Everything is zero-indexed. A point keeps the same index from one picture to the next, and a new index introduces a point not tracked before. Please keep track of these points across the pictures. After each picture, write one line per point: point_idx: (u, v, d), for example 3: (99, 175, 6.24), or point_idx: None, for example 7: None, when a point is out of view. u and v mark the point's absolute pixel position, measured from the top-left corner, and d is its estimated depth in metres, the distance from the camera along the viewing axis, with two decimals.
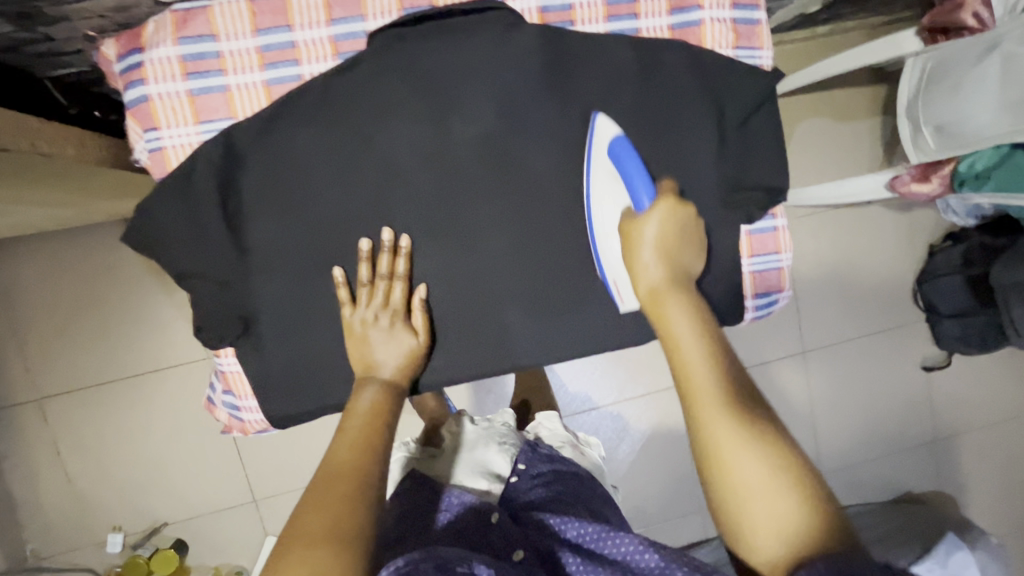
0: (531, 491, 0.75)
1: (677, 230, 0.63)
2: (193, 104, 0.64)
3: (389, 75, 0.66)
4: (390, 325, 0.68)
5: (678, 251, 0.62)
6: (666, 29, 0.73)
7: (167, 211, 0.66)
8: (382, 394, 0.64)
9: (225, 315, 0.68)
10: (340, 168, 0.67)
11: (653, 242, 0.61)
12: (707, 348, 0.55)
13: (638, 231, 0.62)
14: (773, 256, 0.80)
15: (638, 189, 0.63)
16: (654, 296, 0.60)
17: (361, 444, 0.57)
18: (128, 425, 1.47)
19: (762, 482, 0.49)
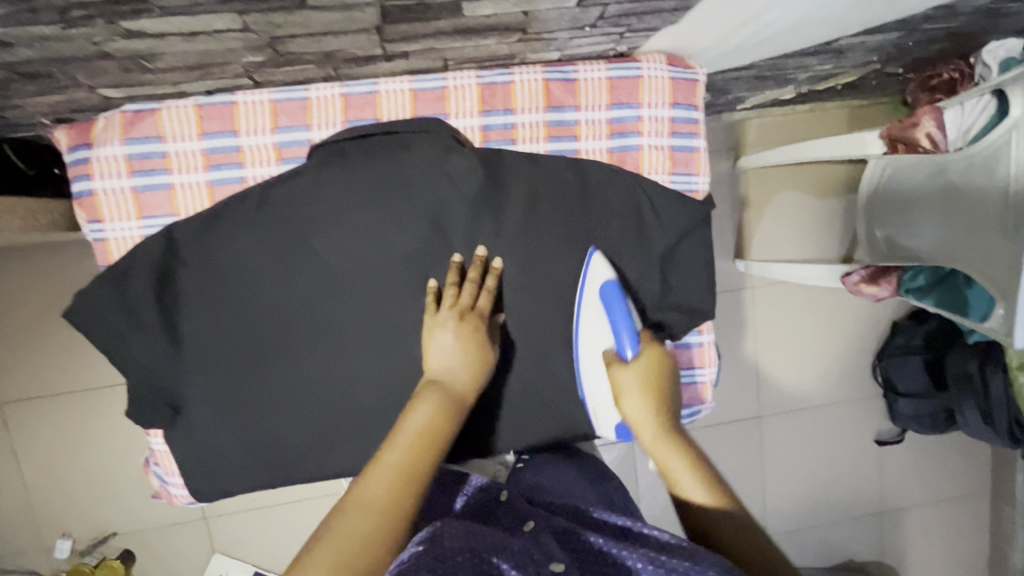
0: (536, 478, 0.75)
1: (663, 371, 0.70)
2: (136, 200, 0.68)
3: (328, 186, 0.69)
4: (454, 342, 0.67)
5: (662, 390, 0.69)
6: (606, 152, 0.77)
7: (100, 302, 0.68)
8: (440, 408, 0.63)
9: (154, 400, 0.71)
10: (274, 270, 0.70)
11: (638, 381, 0.69)
12: (659, 418, 0.68)
13: (628, 372, 0.69)
14: (696, 371, 0.83)
15: (622, 340, 0.71)
16: (613, 364, 0.71)
17: (406, 481, 0.56)
18: (82, 436, 1.52)
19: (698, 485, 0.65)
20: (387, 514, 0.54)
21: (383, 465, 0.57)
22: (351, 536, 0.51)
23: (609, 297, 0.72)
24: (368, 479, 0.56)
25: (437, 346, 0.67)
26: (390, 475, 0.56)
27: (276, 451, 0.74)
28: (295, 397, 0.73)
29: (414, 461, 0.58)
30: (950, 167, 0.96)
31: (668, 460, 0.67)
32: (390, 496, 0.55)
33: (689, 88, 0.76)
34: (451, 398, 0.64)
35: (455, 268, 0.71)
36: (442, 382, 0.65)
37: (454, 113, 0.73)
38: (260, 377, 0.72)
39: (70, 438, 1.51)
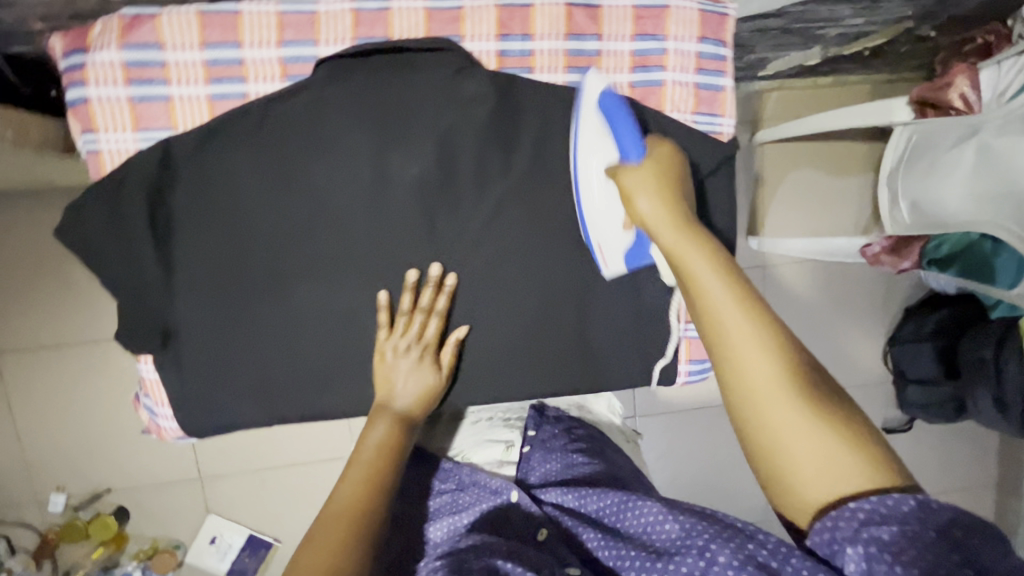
0: (544, 466, 0.88)
1: (672, 171, 0.60)
2: (133, 110, 0.65)
3: (330, 104, 0.66)
4: (409, 348, 0.69)
5: (673, 193, 0.57)
6: (628, 87, 0.71)
7: (94, 217, 0.65)
8: (394, 424, 0.68)
9: (146, 324, 0.68)
10: (271, 193, 0.67)
11: (646, 186, 0.58)
12: (731, 289, 0.50)
13: (624, 176, 0.60)
14: None
15: (621, 137, 0.63)
16: (674, 232, 0.54)
17: (369, 486, 0.62)
18: (78, 390, 1.50)
19: (782, 400, 0.47)
20: (363, 521, 0.59)
21: (347, 478, 0.62)
22: (334, 535, 0.56)
23: (613, 111, 0.67)
24: (337, 493, 0.61)
25: (389, 368, 0.69)
26: (357, 484, 0.62)
27: (269, 385, 0.71)
28: (290, 327, 0.70)
29: (377, 474, 0.63)
30: (984, 126, 0.92)
31: (697, 273, 0.51)
32: (361, 502, 0.60)
33: (719, 23, 0.71)
34: (402, 415, 0.69)
35: (444, 295, 0.69)
36: (389, 405, 0.69)
37: (469, 35, 0.68)
38: (255, 304, 0.69)
39: (65, 391, 1.49)
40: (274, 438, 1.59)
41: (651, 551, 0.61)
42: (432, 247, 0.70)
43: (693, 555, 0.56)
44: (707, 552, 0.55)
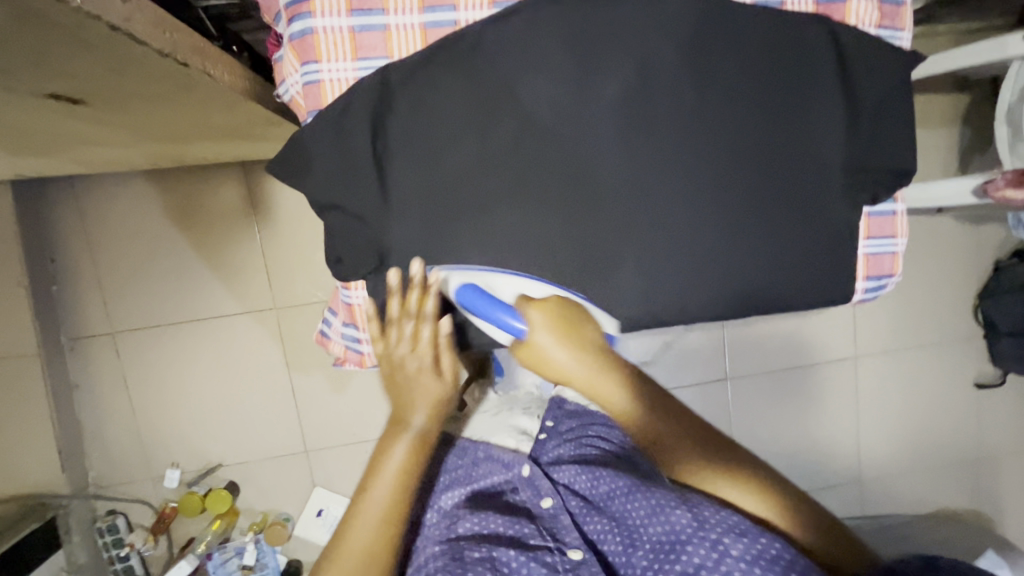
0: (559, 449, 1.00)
1: (566, 313, 0.74)
2: (353, 40, 0.68)
3: (541, 28, 0.69)
4: (416, 371, 0.74)
5: (570, 331, 0.74)
6: (812, 1, 0.73)
7: (319, 143, 0.69)
8: (411, 444, 0.75)
9: (365, 248, 0.72)
10: (483, 117, 0.70)
11: (554, 338, 0.73)
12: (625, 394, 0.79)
13: (534, 332, 0.73)
14: (889, 240, 0.81)
15: (507, 320, 0.74)
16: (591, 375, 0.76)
17: (388, 516, 0.73)
18: (192, 365, 1.54)
19: (737, 489, 0.80)
20: (384, 543, 0.73)
21: (369, 508, 0.73)
22: (358, 551, 0.72)
23: (479, 298, 0.73)
24: (361, 515, 0.73)
25: (405, 395, 0.74)
26: (375, 516, 0.73)
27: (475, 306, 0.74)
28: (499, 246, 0.73)
29: (398, 496, 0.74)
30: None
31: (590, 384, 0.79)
32: (381, 531, 0.73)
33: None
34: (420, 435, 0.75)
35: (428, 298, 0.70)
36: (408, 425, 0.74)
37: None
38: (466, 227, 0.72)
39: (180, 367, 1.54)
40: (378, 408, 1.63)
41: (653, 545, 0.76)
42: (634, 165, 0.73)
43: (701, 547, 0.71)
44: (718, 547, 0.70)
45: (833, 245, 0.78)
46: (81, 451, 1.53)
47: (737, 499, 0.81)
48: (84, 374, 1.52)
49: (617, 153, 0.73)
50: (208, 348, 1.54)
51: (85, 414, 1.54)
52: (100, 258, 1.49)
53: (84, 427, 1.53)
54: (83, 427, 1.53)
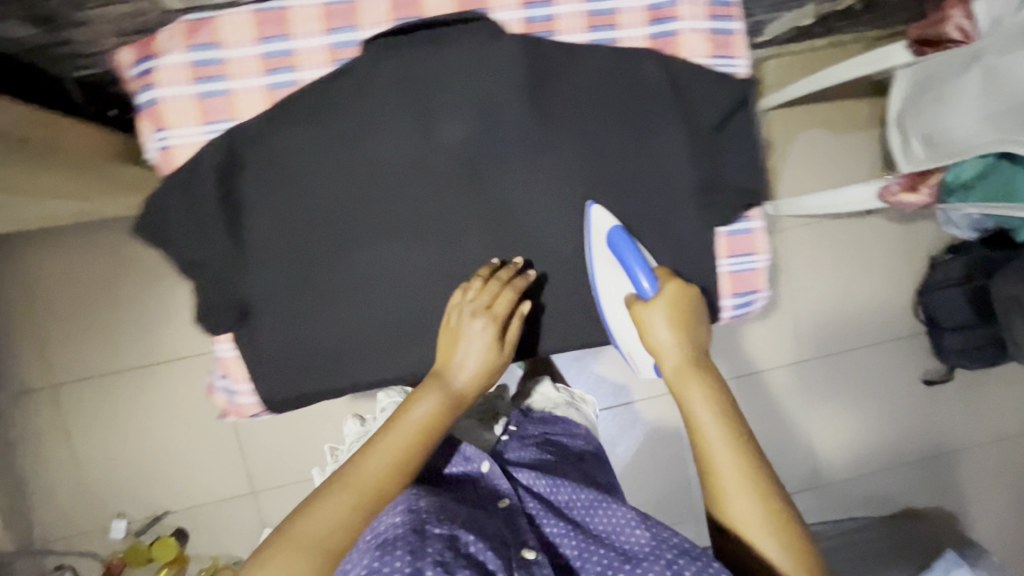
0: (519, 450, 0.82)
1: (695, 305, 0.69)
2: (198, 106, 0.70)
3: (377, 81, 0.71)
4: (472, 335, 0.70)
5: (689, 325, 0.67)
6: (646, 39, 0.76)
7: (172, 206, 0.71)
8: (441, 403, 0.66)
9: (222, 302, 0.73)
10: (333, 168, 0.73)
11: (668, 322, 0.67)
12: (719, 416, 0.63)
13: (659, 304, 0.68)
14: (750, 257, 0.82)
15: (636, 274, 0.71)
16: (679, 376, 0.66)
17: (394, 465, 0.61)
18: (131, 414, 1.54)
19: (785, 554, 0.58)
20: (377, 498, 0.60)
21: (381, 448, 0.62)
22: (343, 500, 0.59)
23: (614, 245, 0.73)
24: (367, 462, 0.61)
25: (455, 352, 0.70)
26: (386, 462, 0.61)
27: (343, 349, 0.76)
28: (362, 289, 0.75)
29: (408, 451, 0.63)
30: (986, 52, 0.96)
31: (690, 403, 0.64)
32: (385, 482, 0.61)
33: None
34: (456, 396, 0.68)
35: (521, 279, 0.73)
36: (447, 381, 0.68)
37: (497, 6, 0.73)
38: (324, 274, 0.74)
39: (120, 417, 1.54)
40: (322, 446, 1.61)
41: (621, 552, 0.62)
42: (486, 204, 0.76)
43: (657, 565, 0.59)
44: (675, 564, 0.59)
45: (688, 266, 0.80)
46: (25, 506, 1.52)
47: (784, 572, 0.58)
48: (25, 429, 1.52)
49: (468, 194, 0.76)
50: (148, 396, 1.54)
51: (28, 469, 1.53)
52: (36, 314, 1.50)
53: (27, 483, 1.53)
54: (26, 483, 1.53)
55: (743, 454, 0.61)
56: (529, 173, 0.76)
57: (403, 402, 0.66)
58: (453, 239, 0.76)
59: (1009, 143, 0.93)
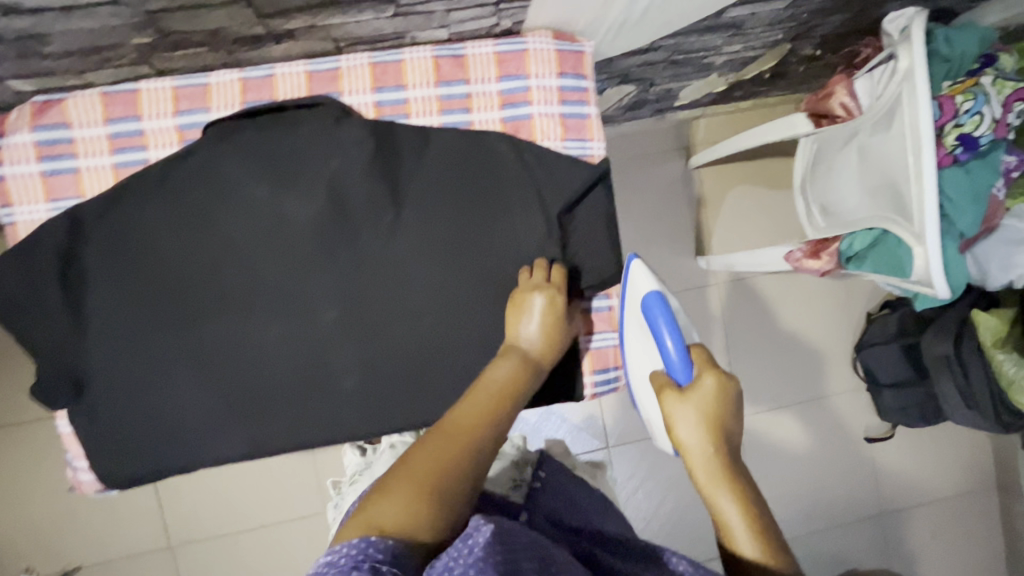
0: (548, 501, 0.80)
1: (731, 400, 0.64)
2: (45, 183, 0.72)
3: (224, 160, 0.72)
4: (540, 311, 0.73)
5: (717, 420, 0.62)
6: (498, 122, 0.79)
7: (10, 281, 0.71)
8: (515, 371, 0.69)
9: (58, 378, 0.73)
10: (180, 243, 0.73)
11: (700, 422, 0.62)
12: (743, 504, 0.59)
13: (673, 393, 0.65)
14: (609, 334, 0.85)
15: (667, 345, 0.68)
16: (708, 475, 0.61)
17: (488, 420, 0.61)
18: (33, 472, 1.45)
19: None
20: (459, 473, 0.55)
21: (455, 422, 0.60)
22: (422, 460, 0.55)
23: (649, 311, 0.72)
24: (434, 441, 0.57)
25: (521, 324, 0.73)
26: (456, 439, 0.58)
27: (186, 425, 0.74)
28: (206, 364, 0.74)
29: (485, 412, 0.62)
30: (859, 130, 0.99)
31: (722, 506, 0.60)
32: (465, 456, 0.56)
33: (576, 60, 0.78)
34: (525, 366, 0.70)
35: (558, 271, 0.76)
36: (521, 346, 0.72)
37: (347, 91, 0.76)
38: (168, 349, 0.73)
39: (23, 475, 1.45)
40: (243, 498, 1.53)
41: None
42: (332, 278, 0.75)
43: None
44: None
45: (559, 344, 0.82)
46: None
47: None
48: None
49: (313, 266, 0.75)
50: (53, 453, 1.45)
51: None
52: None
53: None
54: None
55: (758, 526, 0.58)
56: (384, 249, 0.76)
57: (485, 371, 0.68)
58: (303, 314, 0.75)
59: (884, 217, 0.95)
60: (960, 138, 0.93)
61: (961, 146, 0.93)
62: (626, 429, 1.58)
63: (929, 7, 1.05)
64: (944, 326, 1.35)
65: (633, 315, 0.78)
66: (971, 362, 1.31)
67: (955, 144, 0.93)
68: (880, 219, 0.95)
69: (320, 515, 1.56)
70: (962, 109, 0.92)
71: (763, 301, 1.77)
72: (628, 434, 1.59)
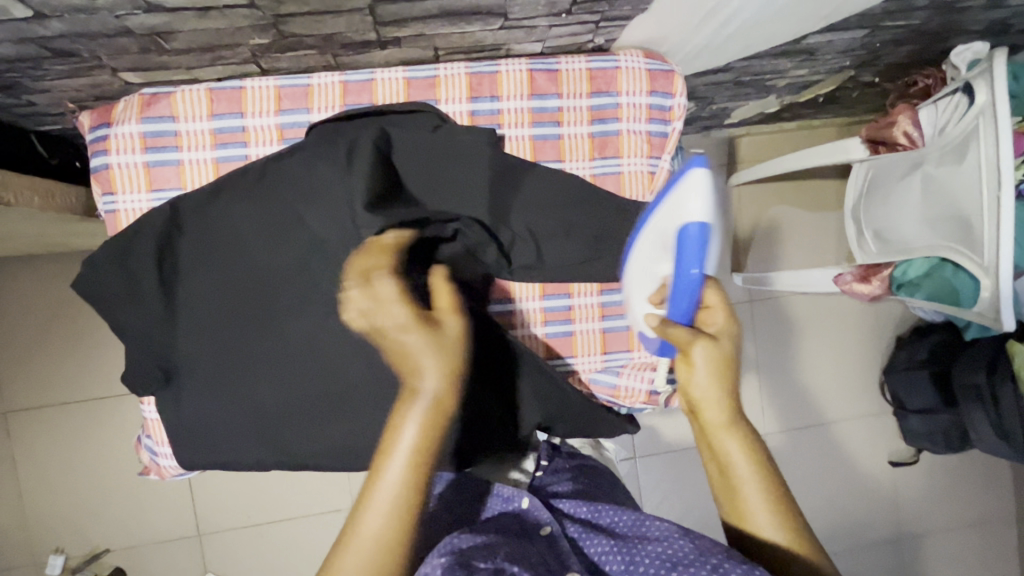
0: (558, 483, 0.86)
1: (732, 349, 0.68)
2: (147, 173, 0.74)
3: (317, 159, 0.72)
4: (408, 332, 0.57)
5: (734, 372, 0.67)
6: (587, 136, 0.80)
7: (109, 268, 0.73)
8: (421, 422, 0.57)
9: (149, 366, 0.74)
10: (272, 237, 0.74)
11: (711, 371, 0.66)
12: (747, 450, 0.67)
13: (705, 341, 0.66)
14: (625, 353, 0.85)
15: (687, 275, 0.65)
16: (716, 421, 0.68)
17: (413, 480, 0.57)
18: (71, 453, 1.46)
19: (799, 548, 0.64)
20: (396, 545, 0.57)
21: (375, 500, 0.57)
22: (362, 529, 0.56)
23: (680, 241, 0.66)
24: (364, 515, 0.57)
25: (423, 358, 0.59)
26: (383, 510, 0.57)
27: (265, 420, 0.75)
28: (291, 360, 0.75)
29: (416, 471, 0.58)
30: (926, 160, 1.00)
31: (728, 448, 0.68)
32: (394, 527, 0.57)
33: (666, 78, 0.80)
34: (435, 410, 0.57)
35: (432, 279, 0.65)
36: (417, 394, 0.57)
37: (444, 99, 0.77)
38: (253, 343, 0.74)
39: (60, 456, 1.46)
40: (272, 490, 1.55)
41: (665, 559, 0.65)
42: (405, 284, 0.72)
43: (705, 569, 0.60)
44: (718, 565, 0.60)
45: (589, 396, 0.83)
46: None
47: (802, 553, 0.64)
48: None
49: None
50: (92, 435, 1.46)
51: None
52: None
53: None
54: None
55: (759, 467, 0.67)
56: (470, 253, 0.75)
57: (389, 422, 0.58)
58: None
59: (952, 249, 0.96)
60: None
61: None
62: (654, 439, 1.60)
63: (995, 43, 1.06)
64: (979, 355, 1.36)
65: (655, 219, 0.71)
66: (1004, 393, 1.30)
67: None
68: (949, 251, 0.97)
69: (346, 510, 1.57)
70: None
71: (798, 320, 1.76)
72: (657, 445, 1.60)
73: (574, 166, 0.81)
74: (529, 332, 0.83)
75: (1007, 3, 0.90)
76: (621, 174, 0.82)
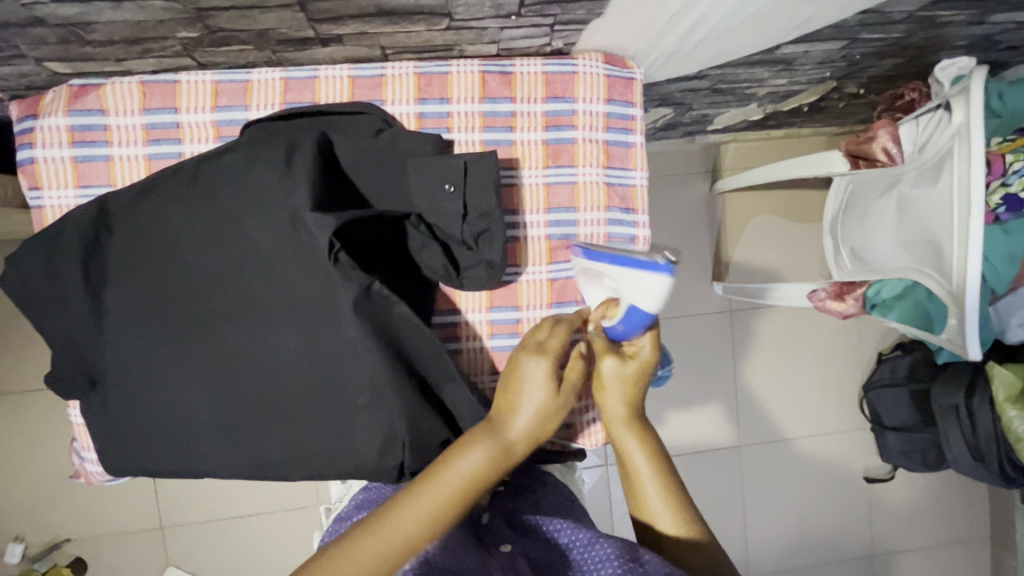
0: (519, 499, 0.74)
1: (639, 368, 0.66)
2: (75, 169, 0.72)
3: (249, 158, 0.69)
4: (539, 382, 0.61)
5: (641, 387, 0.67)
6: (541, 142, 0.78)
7: (30, 267, 0.70)
8: (490, 455, 0.60)
9: (73, 370, 0.71)
10: (199, 236, 0.70)
11: (617, 381, 0.66)
12: (653, 464, 0.66)
13: (612, 354, 0.66)
14: None
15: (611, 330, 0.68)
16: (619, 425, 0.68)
17: (450, 507, 0.57)
18: (29, 442, 1.42)
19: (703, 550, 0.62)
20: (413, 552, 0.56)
21: (416, 503, 0.56)
22: (395, 535, 0.55)
23: (630, 313, 0.63)
24: (400, 514, 0.56)
25: (514, 401, 0.62)
26: (421, 517, 0.56)
27: (191, 429, 0.72)
28: (215, 369, 0.71)
29: (452, 507, 0.57)
30: (901, 179, 0.97)
31: (628, 446, 0.68)
32: (420, 541, 0.56)
33: (625, 85, 0.78)
34: (506, 453, 0.60)
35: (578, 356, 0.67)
36: (499, 434, 0.61)
37: (390, 100, 0.75)
38: (175, 350, 0.71)
39: (20, 447, 1.42)
40: (234, 485, 1.52)
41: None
42: (335, 293, 0.67)
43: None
44: None
45: None
46: None
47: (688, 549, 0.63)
48: None
49: (358, 274, 0.66)
50: (49, 426, 1.42)
51: None
52: None
53: None
54: None
55: (662, 481, 0.66)
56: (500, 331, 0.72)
57: (455, 446, 0.60)
58: (320, 328, 0.69)
59: (926, 271, 0.93)
60: (1005, 197, 0.92)
61: (1005, 206, 0.93)
62: None
63: (982, 58, 1.02)
64: (957, 376, 1.33)
65: (617, 271, 0.65)
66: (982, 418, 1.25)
67: (999, 203, 0.93)
68: (923, 273, 0.93)
69: (312, 508, 1.54)
70: (1012, 169, 0.93)
71: (780, 332, 1.71)
72: None
73: (530, 173, 0.78)
74: (476, 345, 0.80)
75: (993, 19, 0.86)
76: (575, 185, 0.79)
